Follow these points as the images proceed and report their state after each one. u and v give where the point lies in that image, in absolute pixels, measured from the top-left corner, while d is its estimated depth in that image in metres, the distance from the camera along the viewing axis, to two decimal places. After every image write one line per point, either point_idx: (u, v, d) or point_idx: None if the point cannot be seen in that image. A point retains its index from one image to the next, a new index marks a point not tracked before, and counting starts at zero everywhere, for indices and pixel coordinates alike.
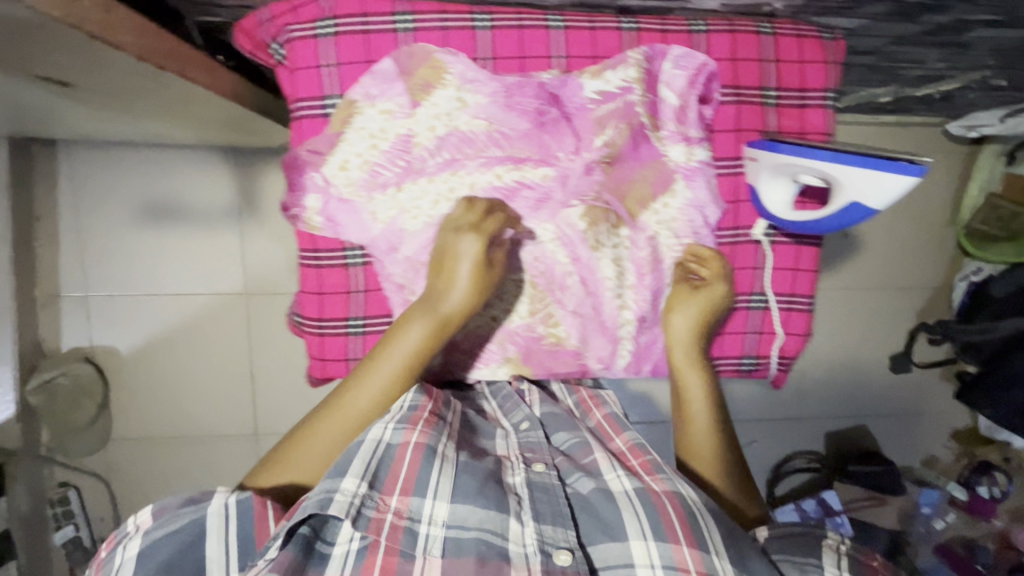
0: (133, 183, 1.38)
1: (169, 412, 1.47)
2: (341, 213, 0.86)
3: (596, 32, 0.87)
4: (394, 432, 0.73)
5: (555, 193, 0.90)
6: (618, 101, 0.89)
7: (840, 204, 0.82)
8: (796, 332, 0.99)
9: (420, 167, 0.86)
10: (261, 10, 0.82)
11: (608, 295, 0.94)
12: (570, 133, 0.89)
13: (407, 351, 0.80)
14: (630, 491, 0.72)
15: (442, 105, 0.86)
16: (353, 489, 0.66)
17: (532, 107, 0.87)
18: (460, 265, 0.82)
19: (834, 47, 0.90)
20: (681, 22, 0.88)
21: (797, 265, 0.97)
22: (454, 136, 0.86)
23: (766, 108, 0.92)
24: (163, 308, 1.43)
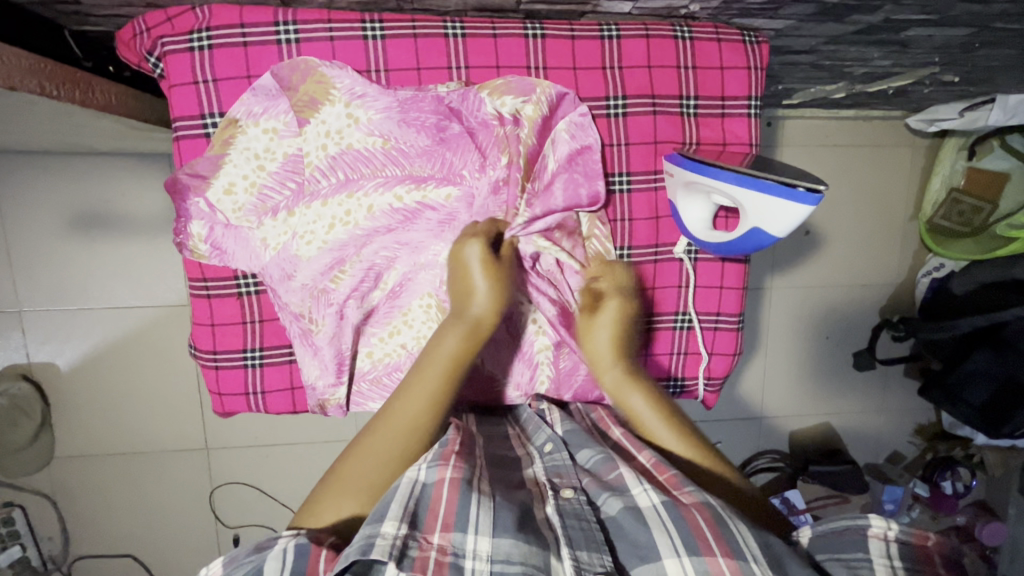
0: (61, 193, 1.31)
1: (115, 428, 1.43)
2: (221, 245, 0.76)
3: (498, 41, 0.77)
4: (427, 471, 0.66)
5: (462, 216, 0.76)
6: (505, 131, 0.75)
7: (742, 230, 0.74)
8: (724, 352, 0.92)
9: (313, 189, 0.73)
10: (135, 20, 0.72)
11: (525, 319, 0.86)
12: (473, 149, 0.74)
13: (448, 357, 0.71)
14: (659, 504, 0.65)
15: (330, 121, 0.72)
16: (394, 532, 0.59)
17: (431, 123, 0.73)
18: (474, 261, 0.73)
19: (756, 53, 0.82)
20: (591, 27, 0.79)
21: (723, 283, 0.89)
22: (347, 155, 0.72)
23: (685, 119, 0.84)
24: (102, 322, 1.37)
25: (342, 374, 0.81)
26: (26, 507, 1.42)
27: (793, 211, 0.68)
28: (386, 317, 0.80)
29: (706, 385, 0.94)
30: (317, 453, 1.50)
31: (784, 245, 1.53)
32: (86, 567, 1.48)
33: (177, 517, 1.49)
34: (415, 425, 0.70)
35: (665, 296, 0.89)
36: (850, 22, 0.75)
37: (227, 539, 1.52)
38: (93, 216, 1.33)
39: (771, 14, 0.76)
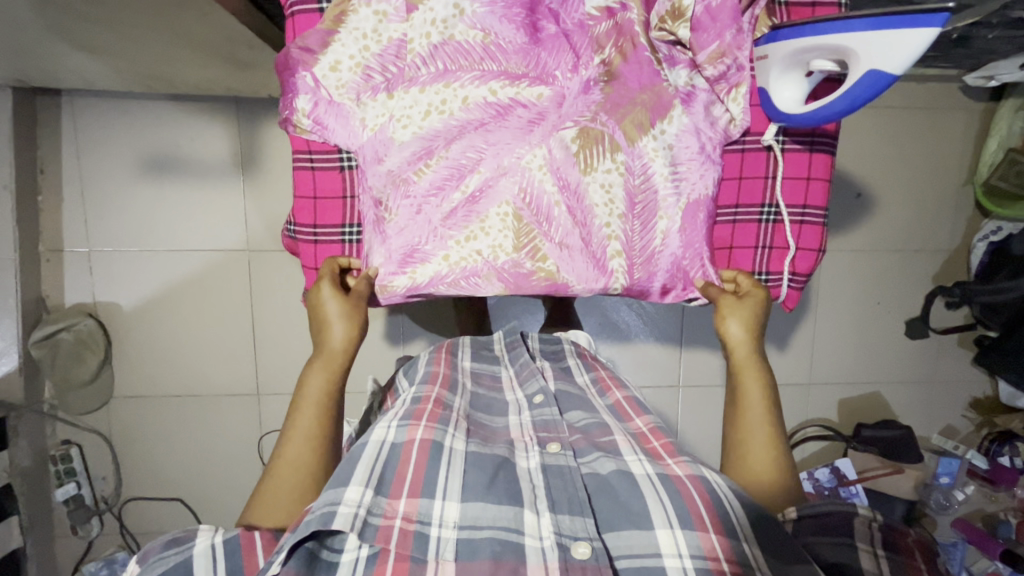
0: (135, 136, 1.37)
1: (171, 370, 1.46)
2: (325, 115, 0.78)
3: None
4: (395, 433, 0.76)
5: (552, 116, 0.78)
6: (614, 20, 0.78)
7: (855, 78, 0.70)
8: (810, 246, 0.90)
9: (412, 75, 0.77)
10: None
11: (598, 222, 0.81)
12: (568, 50, 0.77)
13: (319, 394, 0.78)
14: (653, 474, 0.74)
15: (437, 11, 0.75)
16: (356, 499, 0.65)
17: (529, 18, 0.76)
18: (327, 304, 0.82)
19: None
20: None
21: (811, 174, 0.87)
22: (448, 46, 0.76)
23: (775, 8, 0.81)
24: (166, 264, 1.42)
25: (408, 265, 0.81)
26: (83, 447, 1.46)
27: (913, 50, 0.65)
28: (464, 221, 0.79)
29: (790, 282, 0.91)
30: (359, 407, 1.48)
31: (832, 209, 1.52)
32: (133, 512, 1.50)
33: (225, 464, 1.51)
34: (311, 461, 0.74)
35: (752, 187, 0.87)
36: None
37: None
38: (165, 159, 1.39)
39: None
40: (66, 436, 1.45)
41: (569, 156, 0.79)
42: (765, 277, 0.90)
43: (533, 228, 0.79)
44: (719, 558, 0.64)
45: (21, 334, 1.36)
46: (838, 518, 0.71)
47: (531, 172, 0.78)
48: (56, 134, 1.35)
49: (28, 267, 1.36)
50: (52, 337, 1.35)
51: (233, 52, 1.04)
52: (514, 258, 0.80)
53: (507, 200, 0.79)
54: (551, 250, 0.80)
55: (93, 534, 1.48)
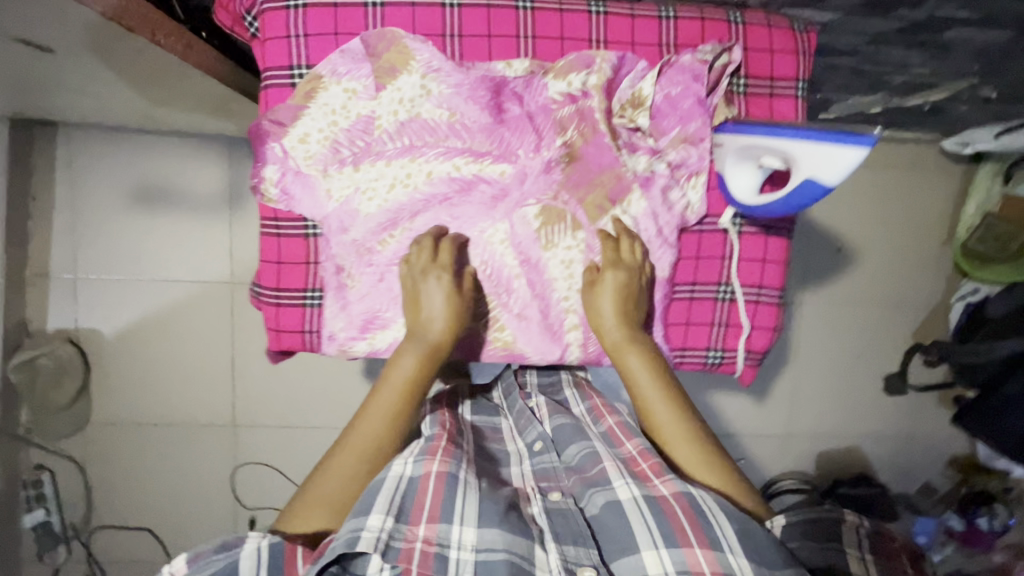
0: (126, 167, 1.39)
1: (149, 399, 1.46)
2: (293, 184, 0.79)
3: (564, 15, 0.80)
4: (412, 466, 0.71)
5: (514, 193, 0.79)
6: (578, 105, 0.79)
7: (794, 183, 0.73)
8: (765, 326, 0.91)
9: (378, 150, 0.77)
10: None
11: (557, 295, 0.82)
12: (531, 130, 0.79)
13: (402, 386, 0.73)
14: (639, 498, 0.70)
15: (404, 89, 0.77)
16: (381, 524, 0.64)
17: (492, 100, 0.77)
18: (427, 294, 0.76)
19: (805, 39, 0.84)
20: (650, 8, 0.81)
21: (766, 257, 0.88)
22: (415, 123, 0.77)
23: (733, 96, 0.84)
24: (150, 294, 1.43)
25: (368, 331, 0.81)
26: (55, 473, 1.46)
27: (850, 164, 0.69)
28: None
29: (745, 358, 0.92)
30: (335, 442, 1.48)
31: (814, 262, 1.54)
32: (102, 539, 1.49)
33: (197, 494, 1.51)
34: (375, 447, 0.72)
35: (709, 268, 0.88)
36: None
37: (243, 521, 1.52)
38: (155, 191, 1.40)
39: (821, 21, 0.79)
40: (40, 462, 1.44)
41: (529, 232, 0.80)
42: (720, 355, 0.90)
43: (493, 299, 0.82)
44: (705, 573, 0.63)
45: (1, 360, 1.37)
46: (828, 524, 0.73)
47: (492, 246, 0.80)
48: (48, 163, 1.37)
49: (13, 293, 1.37)
50: (30, 363, 1.38)
51: (221, 99, 1.06)
52: (475, 326, 0.82)
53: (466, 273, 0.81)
54: (509, 321, 0.82)
55: (59, 561, 1.48)
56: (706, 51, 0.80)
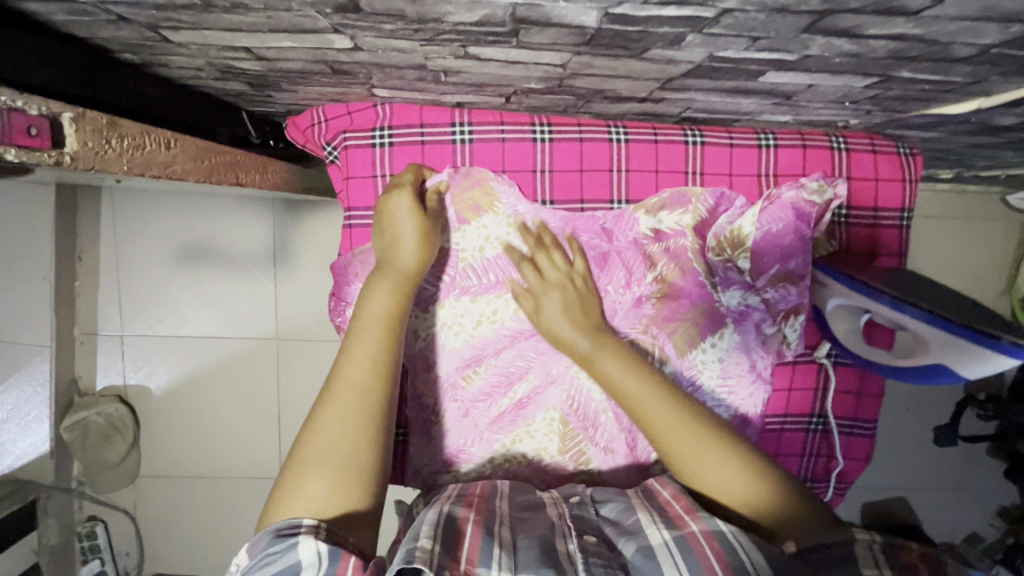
0: (170, 226, 1.38)
1: (197, 452, 1.47)
2: (350, 317, 0.66)
3: (700, 147, 0.66)
4: (451, 507, 0.51)
5: None
6: (672, 242, 0.66)
7: (919, 362, 0.58)
8: (859, 457, 0.73)
9: (464, 284, 0.66)
10: (315, 110, 0.67)
11: None
12: (621, 268, 0.65)
13: (382, 318, 0.54)
14: (672, 542, 0.45)
15: (490, 228, 0.65)
16: (429, 548, 0.42)
17: (589, 241, 0.65)
18: (404, 225, 0.59)
19: (913, 165, 0.67)
20: (749, 134, 0.66)
21: (862, 387, 0.71)
22: (503, 260, 0.66)
23: (831, 230, 0.67)
24: (196, 350, 1.43)
25: (453, 467, 0.70)
26: (108, 523, 1.47)
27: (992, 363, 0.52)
28: (510, 426, 0.70)
29: (835, 490, 0.75)
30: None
31: None
32: None
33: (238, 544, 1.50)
34: (369, 388, 0.50)
35: (838, 401, 0.71)
36: (1004, 136, 0.69)
37: None
38: (199, 250, 1.39)
39: (919, 142, 0.75)
40: (92, 513, 1.47)
41: None
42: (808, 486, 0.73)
43: (580, 433, 0.71)
44: None
45: (54, 419, 1.37)
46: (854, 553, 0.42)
47: (578, 381, 0.70)
48: (95, 224, 1.37)
49: (63, 350, 1.38)
50: (82, 422, 1.37)
51: None
52: (557, 461, 0.70)
53: (553, 405, 0.70)
54: (597, 457, 0.71)
55: None
56: (812, 188, 0.64)
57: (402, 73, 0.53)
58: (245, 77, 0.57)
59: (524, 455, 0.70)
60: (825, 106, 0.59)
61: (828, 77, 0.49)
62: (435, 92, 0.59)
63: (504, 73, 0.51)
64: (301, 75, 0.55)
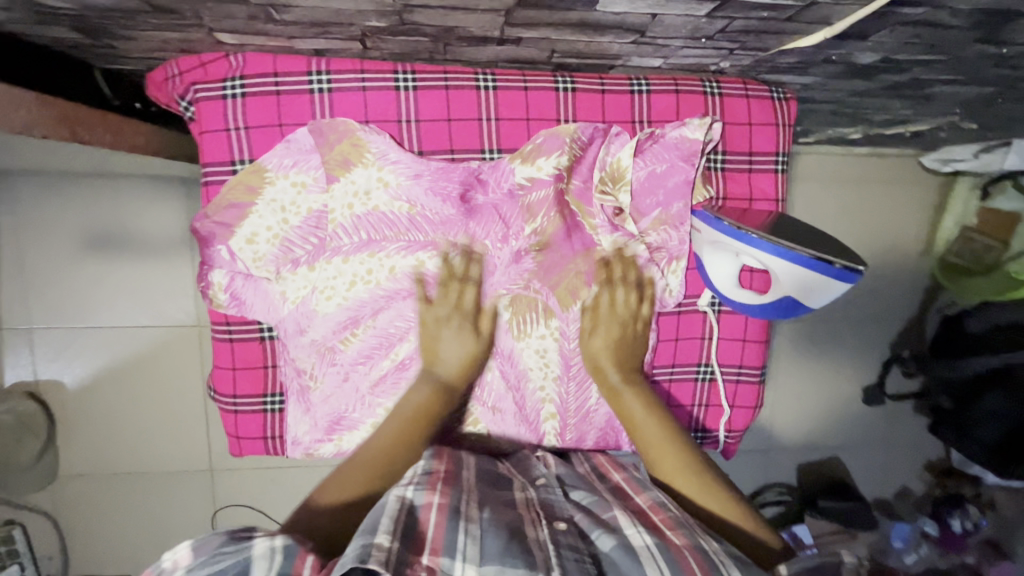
0: (69, 209, 1.14)
1: (124, 449, 1.21)
2: (213, 280, 0.63)
3: (572, 95, 0.64)
4: (412, 491, 0.49)
5: (484, 284, 0.66)
6: (550, 189, 0.64)
7: (773, 295, 0.61)
8: (746, 404, 0.74)
9: (335, 244, 0.63)
10: (169, 62, 0.62)
11: (531, 385, 0.70)
12: (497, 220, 0.64)
13: (412, 405, 0.61)
14: (653, 547, 0.47)
15: (359, 182, 0.62)
16: (387, 546, 0.42)
17: (460, 192, 0.63)
18: (438, 339, 0.64)
19: (785, 109, 0.67)
20: (621, 81, 0.65)
21: (746, 335, 0.71)
22: (372, 217, 0.63)
23: (708, 175, 0.67)
24: (111, 341, 1.17)
25: (334, 433, 0.68)
26: (25, 527, 1.19)
27: (837, 289, 0.55)
28: (393, 387, 0.67)
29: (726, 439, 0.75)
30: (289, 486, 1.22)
31: None
32: None
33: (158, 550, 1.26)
34: (386, 462, 0.56)
35: (725, 350, 0.71)
36: (877, 80, 0.70)
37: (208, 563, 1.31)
38: (107, 235, 1.16)
39: (801, 90, 0.75)
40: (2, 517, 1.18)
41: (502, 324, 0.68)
42: (698, 437, 0.74)
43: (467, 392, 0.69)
44: None
45: None
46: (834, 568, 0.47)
47: None
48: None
49: None
50: None
51: None
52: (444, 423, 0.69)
53: None
54: (485, 414, 0.70)
55: None
56: (695, 125, 0.64)
57: (228, 10, 0.50)
58: (67, 22, 0.54)
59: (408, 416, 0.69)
60: (685, 47, 0.58)
61: (664, 5, 0.48)
62: (282, 35, 0.56)
63: (334, 6, 0.49)
64: (125, 15, 0.51)
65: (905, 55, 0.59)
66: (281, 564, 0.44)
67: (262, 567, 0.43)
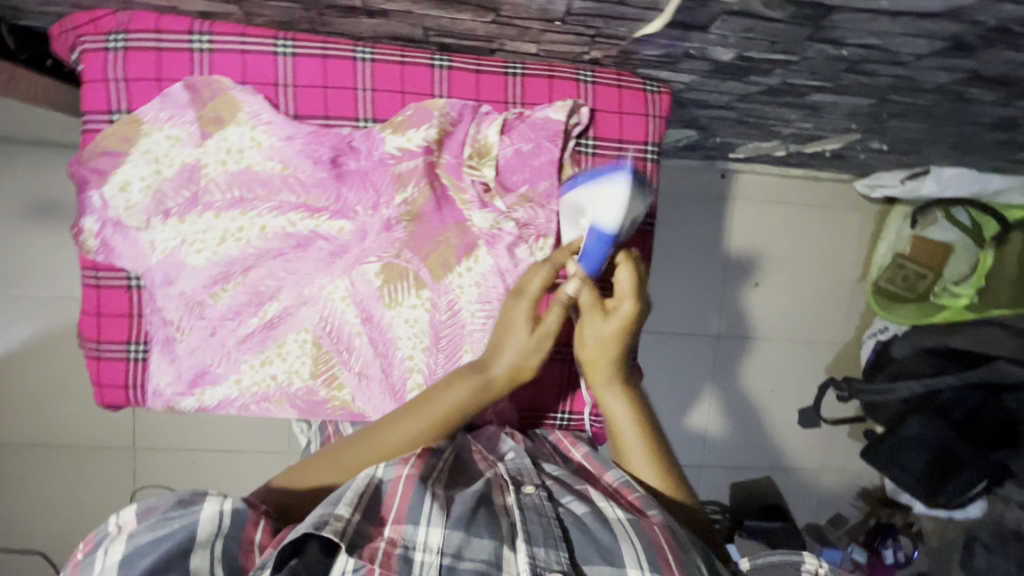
0: (12, 177, 1.04)
1: (49, 418, 1.11)
2: (83, 224, 0.65)
3: (449, 72, 0.67)
4: (383, 470, 0.55)
5: (354, 250, 0.68)
6: (419, 160, 0.66)
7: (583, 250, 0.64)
8: None
9: (206, 199, 0.65)
10: (63, 17, 0.64)
11: (400, 353, 0.69)
12: (368, 187, 0.67)
13: (443, 406, 0.59)
14: (624, 520, 0.53)
15: (231, 140, 0.65)
16: (347, 517, 0.49)
17: (330, 156, 0.66)
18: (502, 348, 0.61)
19: (657, 102, 0.70)
20: (497, 63, 0.68)
21: None
22: (244, 176, 0.65)
23: (577, 158, 0.70)
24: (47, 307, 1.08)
25: (196, 387, 0.68)
26: None
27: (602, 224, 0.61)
28: (259, 345, 0.69)
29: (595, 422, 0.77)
30: (201, 464, 1.17)
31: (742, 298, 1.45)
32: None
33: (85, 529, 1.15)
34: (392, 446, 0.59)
35: None
36: (750, 82, 0.73)
37: None
38: (57, 207, 1.06)
39: (686, 90, 0.78)
40: None
41: (372, 291, 0.68)
42: (566, 417, 0.76)
43: (334, 356, 0.70)
44: None
45: None
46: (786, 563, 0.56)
47: (331, 301, 0.68)
48: None
49: None
50: None
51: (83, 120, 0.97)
52: (308, 385, 0.70)
53: (305, 327, 0.69)
54: (349, 379, 0.70)
55: None
56: (558, 106, 0.67)
57: None
58: None
59: (271, 375, 0.69)
60: (546, 31, 0.62)
61: None
62: None
63: None
64: None
65: (755, 53, 0.62)
66: (227, 528, 0.49)
67: (207, 530, 0.48)
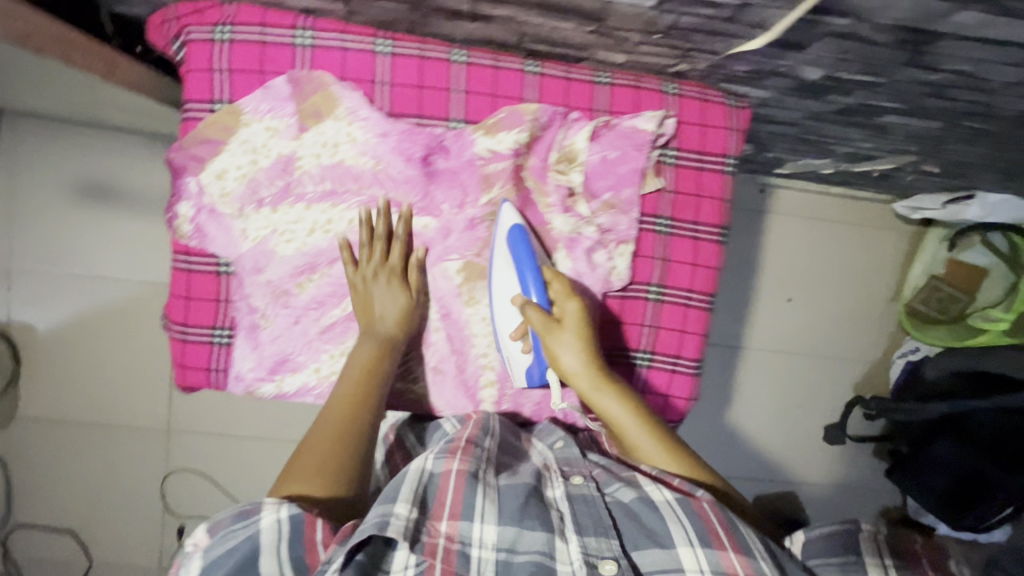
0: (71, 158, 1.05)
1: (86, 399, 1.09)
2: (179, 209, 0.66)
3: (541, 78, 0.68)
4: (432, 462, 0.56)
5: (438, 247, 0.69)
6: (509, 162, 0.68)
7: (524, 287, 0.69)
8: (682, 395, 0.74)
9: (299, 190, 0.67)
10: (167, 5, 0.66)
11: (475, 351, 0.71)
12: (456, 186, 0.68)
13: (358, 365, 0.64)
14: (673, 501, 0.54)
15: (328, 134, 0.66)
16: (406, 514, 0.49)
17: (422, 154, 0.67)
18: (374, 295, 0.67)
19: (738, 115, 0.71)
20: (585, 71, 0.69)
21: (685, 326, 0.73)
22: (337, 170, 0.67)
23: (660, 167, 0.71)
24: (85, 287, 1.06)
25: (276, 373, 0.70)
26: None
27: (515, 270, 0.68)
28: (340, 336, 0.70)
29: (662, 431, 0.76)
30: (231, 453, 1.12)
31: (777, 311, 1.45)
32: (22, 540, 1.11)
33: (110, 517, 1.12)
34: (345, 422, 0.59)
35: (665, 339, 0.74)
36: (827, 101, 0.75)
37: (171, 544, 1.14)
38: (114, 189, 1.06)
39: (759, 105, 0.79)
40: None
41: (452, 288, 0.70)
42: None
43: (410, 349, 0.71)
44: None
45: None
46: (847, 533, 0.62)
47: None
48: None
49: None
50: None
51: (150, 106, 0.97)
52: None
53: None
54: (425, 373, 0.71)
55: None
56: (648, 116, 0.69)
57: None
58: None
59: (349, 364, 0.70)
60: (644, 43, 0.63)
61: None
62: None
63: None
64: None
65: (844, 73, 0.64)
66: (289, 534, 0.48)
67: (269, 539, 0.48)
